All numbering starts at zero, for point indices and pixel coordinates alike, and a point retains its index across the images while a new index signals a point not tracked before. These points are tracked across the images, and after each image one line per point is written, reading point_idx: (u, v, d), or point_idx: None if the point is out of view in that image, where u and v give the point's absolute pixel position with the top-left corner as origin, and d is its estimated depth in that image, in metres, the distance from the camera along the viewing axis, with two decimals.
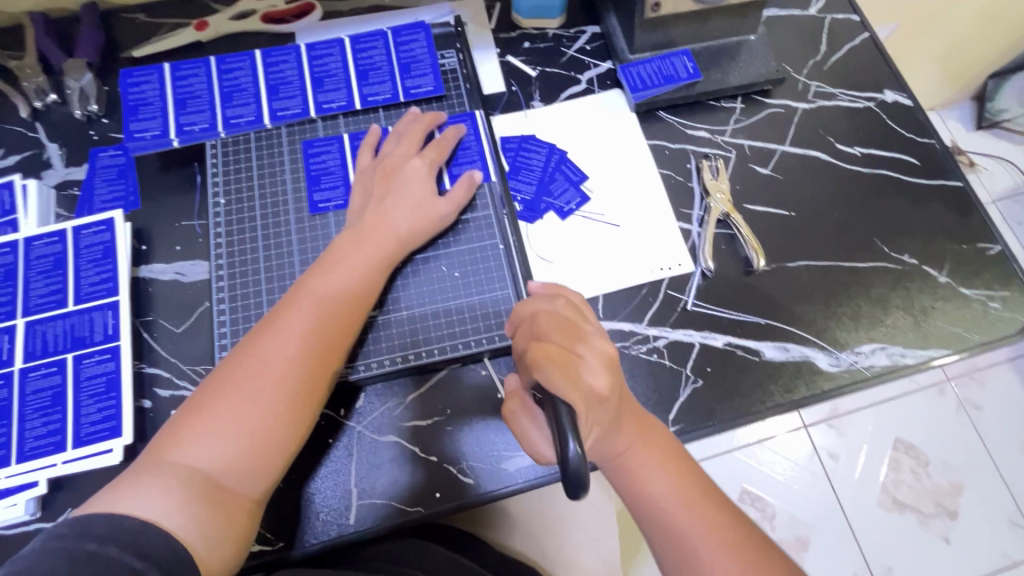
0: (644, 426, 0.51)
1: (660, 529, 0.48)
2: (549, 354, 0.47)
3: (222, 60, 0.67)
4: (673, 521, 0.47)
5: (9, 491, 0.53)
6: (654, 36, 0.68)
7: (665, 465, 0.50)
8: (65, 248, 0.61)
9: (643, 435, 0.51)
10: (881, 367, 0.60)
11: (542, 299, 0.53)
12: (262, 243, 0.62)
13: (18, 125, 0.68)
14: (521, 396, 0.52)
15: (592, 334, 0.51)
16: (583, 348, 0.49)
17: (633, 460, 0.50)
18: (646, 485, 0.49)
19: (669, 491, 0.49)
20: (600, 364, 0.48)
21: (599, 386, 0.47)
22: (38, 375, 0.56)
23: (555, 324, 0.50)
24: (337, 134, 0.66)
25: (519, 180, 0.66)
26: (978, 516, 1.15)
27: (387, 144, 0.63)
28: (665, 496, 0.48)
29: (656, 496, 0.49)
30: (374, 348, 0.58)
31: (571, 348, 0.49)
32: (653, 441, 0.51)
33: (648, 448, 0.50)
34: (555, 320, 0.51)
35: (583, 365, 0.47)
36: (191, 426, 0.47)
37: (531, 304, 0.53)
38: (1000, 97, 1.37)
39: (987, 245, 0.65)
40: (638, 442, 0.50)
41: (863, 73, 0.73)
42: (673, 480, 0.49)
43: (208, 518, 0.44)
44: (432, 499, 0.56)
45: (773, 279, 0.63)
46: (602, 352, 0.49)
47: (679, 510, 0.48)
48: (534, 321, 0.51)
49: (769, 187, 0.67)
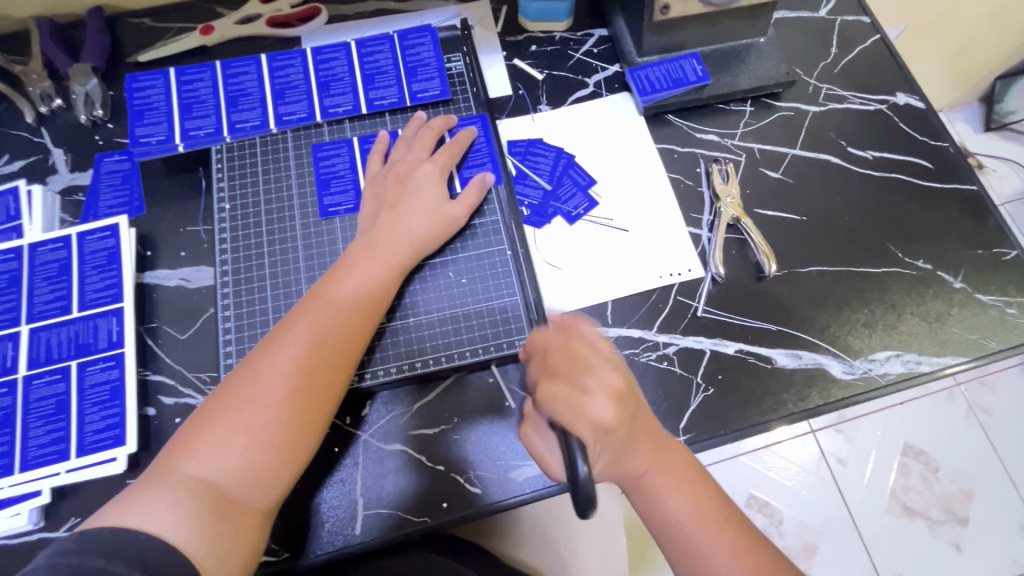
0: (664, 445, 0.50)
1: (681, 551, 0.47)
2: (551, 390, 0.46)
3: (228, 64, 0.67)
4: (694, 545, 0.47)
5: (12, 501, 0.53)
6: (663, 40, 0.67)
7: (686, 485, 0.49)
8: (69, 254, 0.60)
9: (665, 456, 0.49)
10: (895, 374, 0.59)
11: (555, 330, 0.52)
12: (268, 248, 0.61)
13: (23, 130, 0.67)
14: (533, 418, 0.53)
15: (599, 363, 0.50)
16: (588, 380, 0.48)
17: (656, 482, 0.48)
18: (667, 509, 0.48)
19: (690, 514, 0.48)
20: (607, 396, 0.47)
21: (604, 420, 0.46)
22: (42, 382, 0.56)
23: (562, 358, 0.49)
24: (344, 138, 0.65)
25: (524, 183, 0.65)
26: (991, 523, 1.14)
27: (396, 151, 0.63)
28: (687, 522, 0.47)
29: (678, 519, 0.48)
30: (381, 355, 0.57)
31: (578, 382, 0.48)
32: (673, 460, 0.49)
33: (667, 470, 0.49)
34: (563, 354, 0.50)
35: (588, 398, 0.47)
36: (202, 437, 0.46)
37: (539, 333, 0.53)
38: (1008, 98, 1.36)
39: (1003, 250, 0.64)
40: (658, 464, 0.49)
41: (874, 76, 0.72)
42: (694, 502, 0.48)
43: (213, 531, 0.43)
44: (439, 509, 0.55)
45: (785, 285, 0.62)
46: (607, 382, 0.48)
47: (701, 533, 0.47)
48: (544, 354, 0.51)
49: (779, 192, 0.66)
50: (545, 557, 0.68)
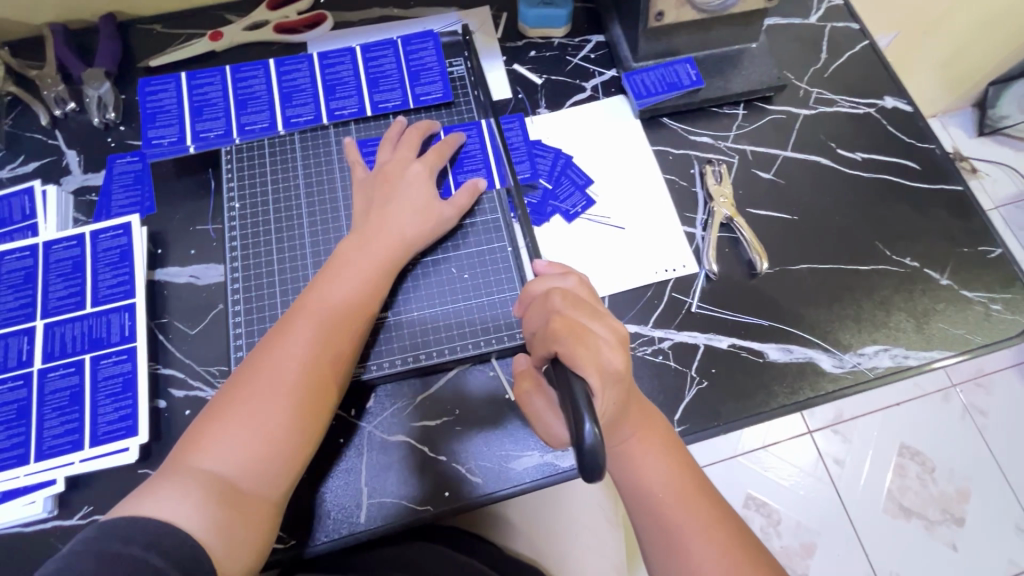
0: (648, 417, 0.51)
1: (653, 520, 0.48)
2: (567, 327, 0.46)
3: (237, 68, 0.69)
4: (665, 514, 0.48)
5: (27, 490, 0.54)
6: (658, 46, 0.70)
7: (664, 457, 0.50)
8: (83, 252, 0.62)
9: (646, 427, 0.51)
10: (884, 368, 0.61)
11: (554, 278, 0.53)
12: (276, 246, 0.63)
13: (38, 133, 0.70)
14: (533, 377, 0.50)
15: (606, 313, 0.50)
16: (599, 324, 0.48)
17: (634, 451, 0.50)
18: (646, 479, 0.49)
19: (664, 484, 0.49)
20: (616, 341, 0.48)
21: (615, 365, 0.45)
22: (57, 375, 0.57)
23: (568, 300, 0.49)
24: (355, 137, 0.67)
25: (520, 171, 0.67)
26: (986, 522, 1.15)
27: (381, 153, 0.65)
28: (661, 491, 0.49)
29: (653, 488, 0.49)
30: (385, 348, 0.59)
31: (588, 324, 0.48)
32: (654, 432, 0.51)
33: (650, 440, 0.50)
34: (568, 297, 0.49)
35: (600, 342, 0.46)
36: (210, 433, 0.48)
37: (543, 281, 0.53)
38: (1001, 103, 1.38)
39: (988, 248, 0.66)
40: (638, 434, 0.50)
41: (863, 80, 0.74)
42: (670, 473, 0.49)
43: (226, 520, 0.45)
44: (441, 497, 0.56)
45: (776, 281, 0.64)
46: (613, 329, 0.49)
47: (672, 503, 0.48)
48: (548, 296, 0.50)
49: (771, 192, 0.68)
50: (541, 549, 0.70)
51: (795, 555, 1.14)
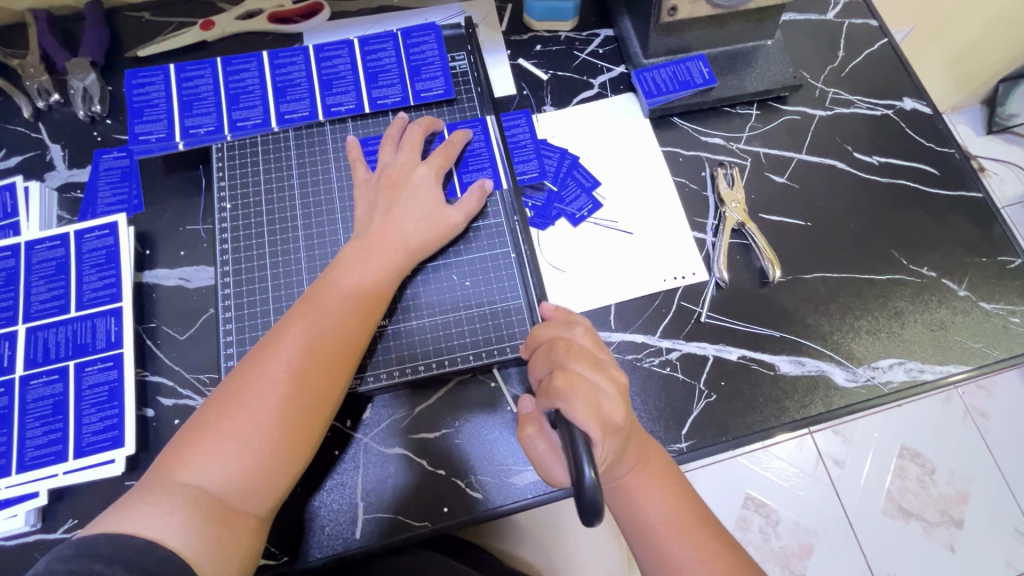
0: (647, 449, 0.49)
1: (654, 556, 0.46)
2: (569, 380, 0.44)
3: (228, 61, 0.66)
4: (667, 549, 0.46)
5: (9, 502, 0.52)
6: (669, 41, 0.67)
7: (665, 489, 0.48)
8: (67, 253, 0.59)
9: (646, 459, 0.49)
10: (898, 382, 0.59)
11: (560, 325, 0.51)
12: (269, 248, 0.60)
13: (19, 125, 0.67)
14: (536, 420, 0.47)
15: (608, 363, 0.48)
16: (602, 376, 0.46)
17: (636, 484, 0.48)
18: (646, 513, 0.47)
19: (665, 518, 0.47)
20: (617, 392, 0.45)
21: (615, 420, 0.43)
22: (39, 383, 0.55)
23: (572, 351, 0.47)
24: (359, 137, 0.65)
25: (525, 171, 0.64)
26: (986, 526, 1.14)
27: (384, 154, 0.61)
28: (661, 526, 0.47)
29: (654, 522, 0.47)
30: (383, 358, 0.57)
31: (590, 376, 0.46)
32: (654, 464, 0.49)
33: (648, 472, 0.48)
34: (573, 348, 0.47)
35: (603, 395, 0.44)
36: (197, 445, 0.46)
37: (549, 328, 0.51)
38: (1012, 101, 1.35)
39: (1008, 258, 0.64)
40: (638, 466, 0.48)
41: (881, 80, 0.71)
42: (670, 505, 0.48)
43: (213, 537, 0.43)
44: (439, 513, 0.55)
45: (789, 290, 0.62)
46: (616, 381, 0.46)
47: (673, 536, 0.46)
48: (551, 346, 0.48)
49: (784, 196, 0.66)
50: (542, 558, 0.68)
51: (793, 556, 1.13)
